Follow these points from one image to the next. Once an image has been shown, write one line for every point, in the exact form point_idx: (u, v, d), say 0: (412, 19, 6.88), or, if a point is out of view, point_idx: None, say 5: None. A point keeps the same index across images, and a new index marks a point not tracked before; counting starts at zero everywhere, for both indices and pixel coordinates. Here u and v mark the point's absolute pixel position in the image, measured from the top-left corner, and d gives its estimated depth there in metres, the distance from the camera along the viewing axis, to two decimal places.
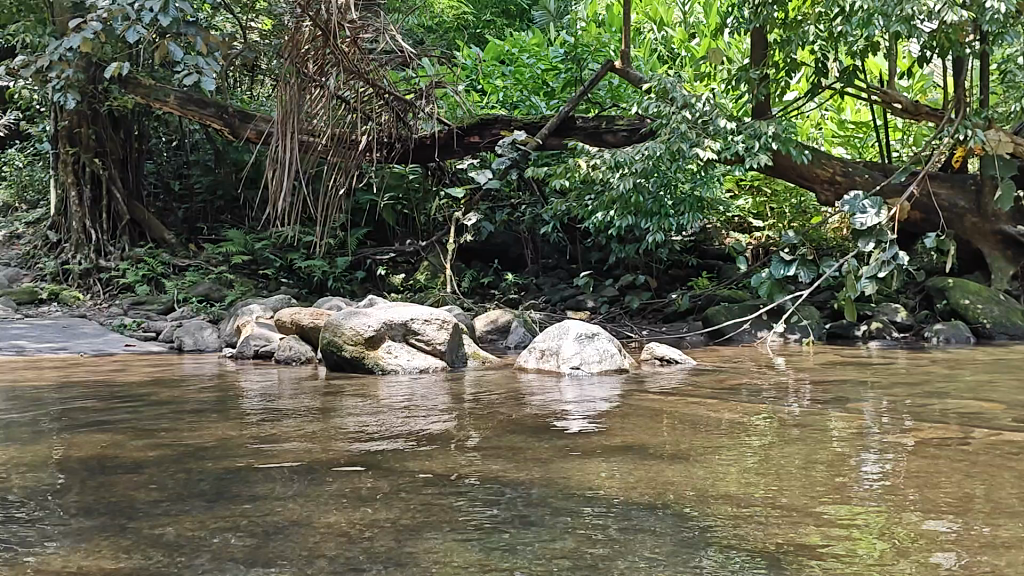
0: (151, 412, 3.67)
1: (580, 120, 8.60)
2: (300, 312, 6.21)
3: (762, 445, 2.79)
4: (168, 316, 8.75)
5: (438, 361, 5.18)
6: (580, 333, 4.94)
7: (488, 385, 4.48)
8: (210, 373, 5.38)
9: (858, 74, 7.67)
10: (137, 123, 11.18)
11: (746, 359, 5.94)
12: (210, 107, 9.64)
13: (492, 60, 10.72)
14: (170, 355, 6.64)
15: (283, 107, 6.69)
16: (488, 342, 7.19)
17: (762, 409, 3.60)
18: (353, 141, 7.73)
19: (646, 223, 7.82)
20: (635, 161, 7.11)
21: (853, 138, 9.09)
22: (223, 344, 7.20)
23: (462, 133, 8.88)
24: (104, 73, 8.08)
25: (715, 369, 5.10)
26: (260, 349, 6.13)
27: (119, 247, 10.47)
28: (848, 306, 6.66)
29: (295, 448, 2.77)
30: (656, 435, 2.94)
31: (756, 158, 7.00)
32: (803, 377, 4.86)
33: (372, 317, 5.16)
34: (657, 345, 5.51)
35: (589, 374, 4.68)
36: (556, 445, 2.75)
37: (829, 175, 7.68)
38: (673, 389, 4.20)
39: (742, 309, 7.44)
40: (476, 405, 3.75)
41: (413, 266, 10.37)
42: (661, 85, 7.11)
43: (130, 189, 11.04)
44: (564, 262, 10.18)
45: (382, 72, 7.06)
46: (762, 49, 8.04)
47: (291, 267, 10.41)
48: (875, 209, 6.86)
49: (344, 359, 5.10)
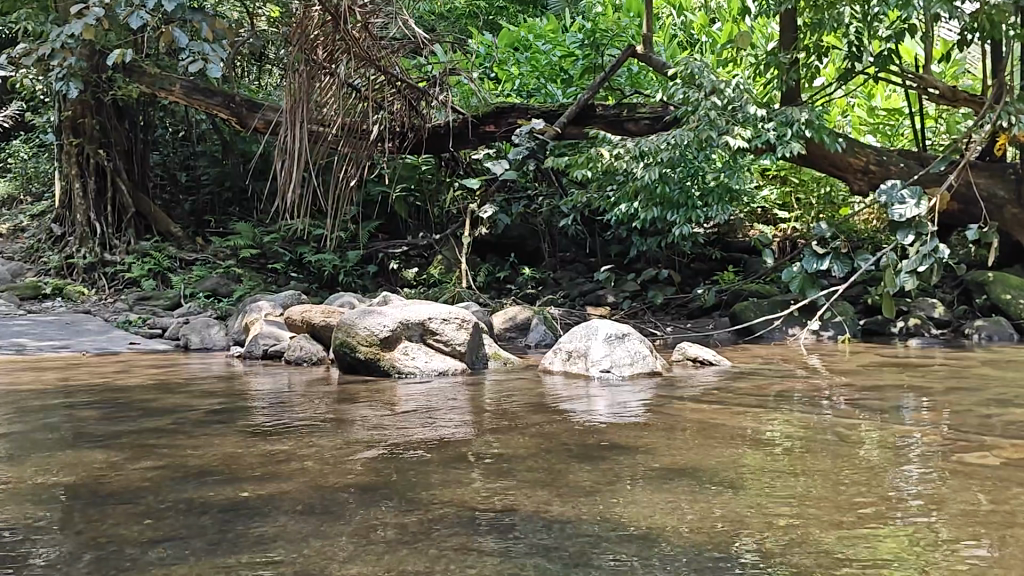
0: (152, 423, 3.38)
1: (601, 107, 8.26)
2: (311, 309, 5.90)
3: (831, 468, 2.48)
4: (175, 312, 8.47)
5: (458, 362, 4.88)
6: (609, 333, 4.62)
7: (513, 390, 4.17)
8: (217, 376, 5.09)
9: (894, 59, 7.31)
10: (142, 113, 10.90)
11: (781, 359, 5.62)
12: (217, 95, 9.23)
13: (506, 47, 10.42)
14: (175, 355, 6.36)
15: (292, 95, 6.41)
16: (507, 341, 6.89)
17: (817, 420, 3.28)
18: (365, 131, 7.41)
19: (673, 214, 7.50)
20: (661, 151, 6.80)
21: (884, 126, 8.75)
22: (232, 342, 6.90)
23: (477, 123, 8.55)
24: (105, 61, 7.79)
25: (753, 371, 4.78)
26: (269, 348, 5.84)
27: (124, 241, 10.21)
28: (886, 301, 6.34)
29: (308, 470, 2.47)
30: (708, 454, 2.63)
31: (788, 146, 6.65)
32: (849, 380, 4.53)
33: (387, 316, 4.87)
34: (689, 344, 5.20)
35: (620, 378, 4.37)
36: (598, 468, 2.43)
37: (862, 164, 7.34)
38: (713, 396, 3.89)
39: (772, 304, 7.11)
40: (504, 413, 3.45)
41: (426, 260, 10.05)
42: (687, 70, 6.80)
43: (135, 180, 10.76)
44: (582, 255, 9.88)
45: (396, 60, 6.75)
46: (792, 33, 7.69)
47: (301, 260, 10.10)
48: (915, 200, 6.52)
49: (357, 361, 4.79)
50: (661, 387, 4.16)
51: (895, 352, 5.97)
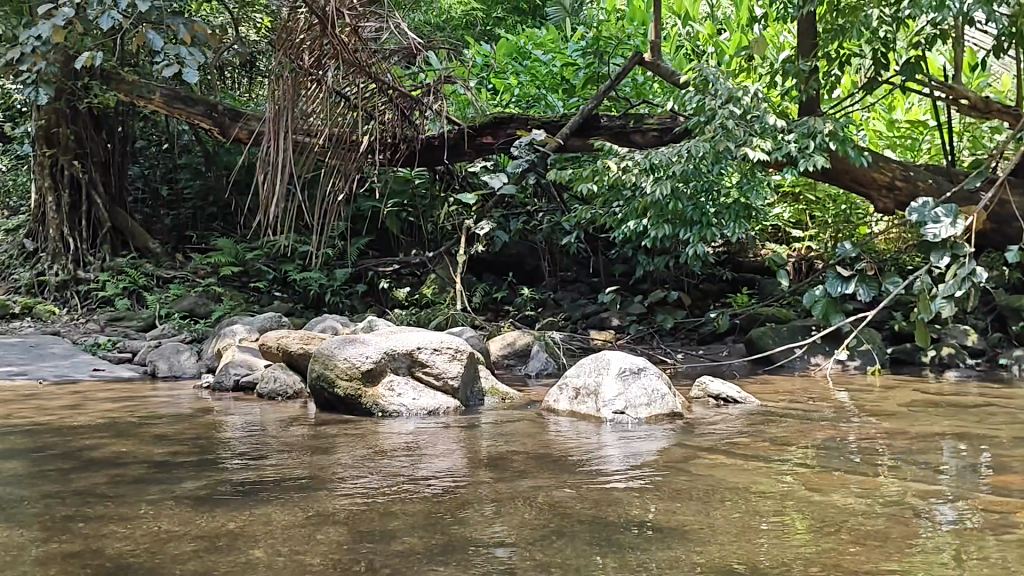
0: (85, 481, 2.83)
1: (606, 117, 7.70)
2: (289, 335, 5.33)
3: (926, 566, 1.92)
4: (148, 334, 7.93)
5: (450, 398, 4.32)
6: (622, 368, 4.05)
7: (512, 435, 3.62)
8: (181, 412, 4.53)
9: (922, 67, 6.77)
10: (120, 123, 10.36)
11: (808, 395, 5.07)
12: (199, 104, 8.59)
13: (504, 57, 9.89)
14: (142, 385, 5.80)
15: (276, 103, 5.88)
16: (505, 370, 6.35)
17: (882, 485, 2.72)
18: (353, 142, 6.89)
19: (684, 232, 6.95)
20: (673, 163, 6.25)
21: (905, 140, 8.23)
22: (203, 369, 6.33)
23: (474, 133, 8.00)
24: (76, 66, 7.27)
25: (783, 412, 4.22)
26: (241, 379, 5.27)
27: (99, 257, 9.65)
28: (920, 330, 5.79)
29: (253, 565, 1.91)
30: (762, 543, 2.07)
31: (811, 159, 6.10)
32: (895, 424, 3.97)
33: (370, 346, 4.32)
34: (711, 378, 4.64)
35: (636, 421, 3.82)
36: (627, 568, 1.87)
37: (888, 179, 6.80)
38: (747, 447, 3.33)
39: (791, 330, 6.56)
40: (502, 469, 2.90)
41: (418, 279, 9.47)
42: (701, 76, 6.32)
43: (112, 194, 10.20)
44: (584, 275, 9.31)
45: (388, 67, 6.24)
46: (811, 39, 7.13)
47: (285, 279, 9.51)
48: (950, 218, 5.94)
49: (336, 398, 4.23)
50: (685, 433, 3.61)
51: (933, 386, 5.42)
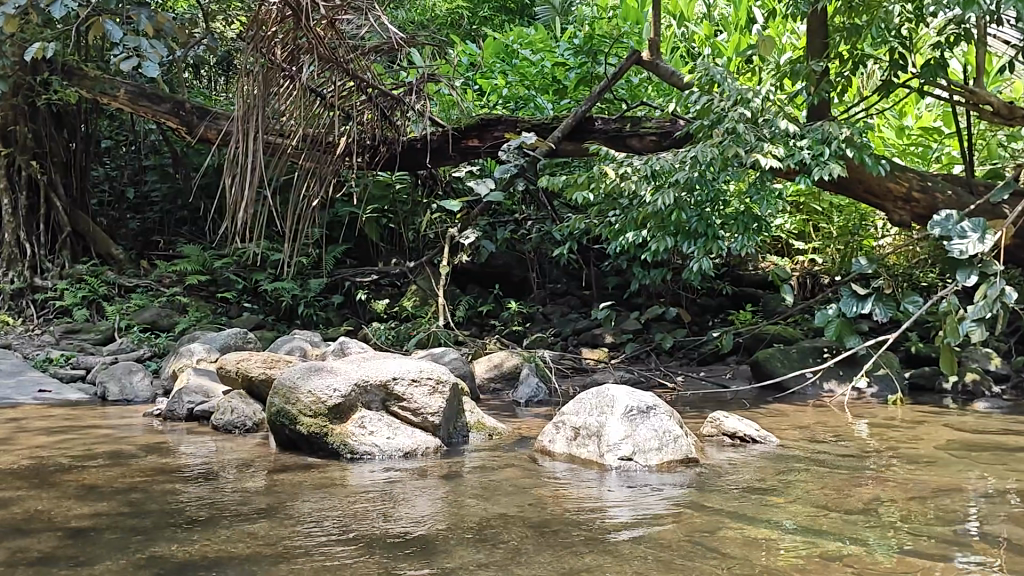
0: None
1: (600, 120, 7.17)
2: (251, 356, 4.78)
3: None
4: (105, 349, 7.36)
5: (431, 437, 3.79)
6: (629, 407, 3.53)
7: (503, 488, 3.09)
8: (127, 448, 3.99)
9: (943, 69, 6.29)
10: (83, 121, 9.74)
11: (829, 431, 4.57)
12: (165, 102, 7.99)
13: (492, 57, 9.33)
14: (89, 410, 5.24)
15: (245, 100, 5.24)
16: (491, 394, 5.83)
17: (957, 572, 2.20)
18: (329, 144, 6.36)
19: (686, 244, 6.44)
20: (677, 171, 5.72)
21: (915, 148, 7.77)
22: (159, 392, 5.77)
23: (459, 135, 7.46)
24: (26, 57, 6.64)
25: (811, 457, 3.71)
26: (196, 407, 4.73)
27: (58, 264, 9.04)
28: (946, 355, 5.30)
29: None
30: None
31: (826, 168, 5.60)
32: (941, 474, 3.46)
33: (339, 377, 3.79)
34: (725, 414, 4.15)
35: (646, 470, 3.31)
36: None
37: (905, 191, 6.31)
38: (778, 509, 2.82)
39: (802, 352, 6.07)
40: (490, 545, 2.38)
41: (398, 290, 8.94)
42: (708, 76, 5.81)
43: (73, 197, 9.58)
44: (574, 287, 8.82)
45: (367, 64, 5.72)
46: (821, 38, 6.62)
47: (256, 289, 8.94)
48: (978, 233, 5.39)
49: (298, 437, 3.69)
50: (703, 487, 3.10)
51: (962, 419, 4.94)
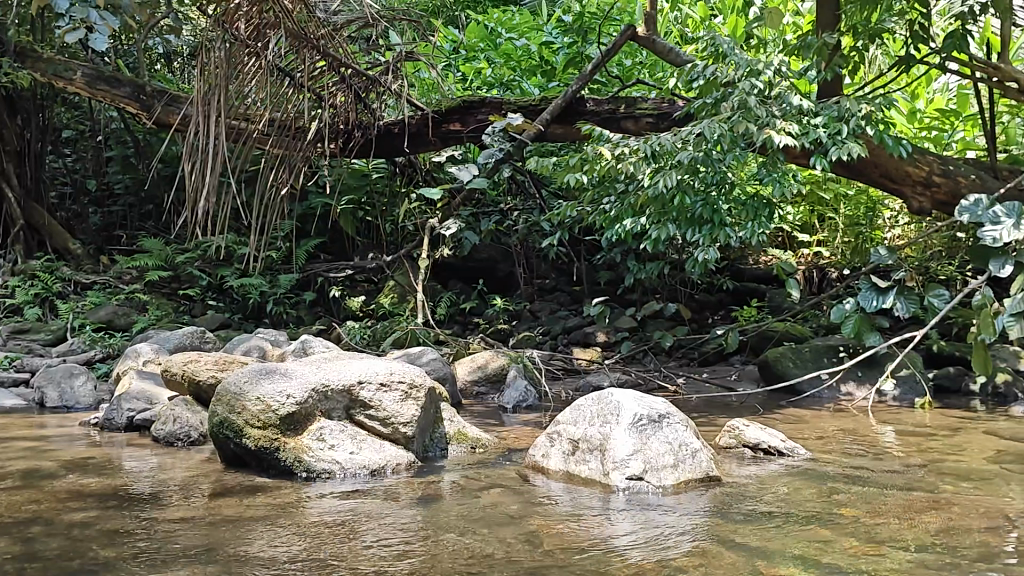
0: None
1: (593, 100, 6.59)
2: (201, 357, 4.21)
3: None
4: (53, 351, 6.76)
5: (402, 451, 3.25)
6: (637, 416, 2.99)
7: (492, 516, 2.55)
8: (49, 465, 3.40)
9: (967, 43, 5.77)
10: (39, 109, 9.08)
11: (857, 440, 4.05)
12: (125, 85, 7.31)
13: (475, 40, 8.75)
14: (21, 418, 4.65)
15: (203, 80, 4.36)
16: (475, 399, 5.29)
17: None
18: (297, 127, 5.75)
19: (689, 233, 5.90)
20: (680, 150, 5.17)
21: (929, 133, 7.27)
22: (103, 398, 5.20)
23: (440, 119, 6.89)
24: None
25: (852, 473, 3.18)
26: (138, 415, 4.16)
27: (9, 260, 8.40)
28: (979, 353, 4.75)
29: None
30: None
31: (845, 147, 5.06)
32: (1005, 493, 2.94)
33: (293, 380, 3.22)
34: (744, 423, 3.63)
35: (659, 493, 2.77)
36: None
37: (925, 174, 5.80)
38: (832, 545, 2.28)
39: (815, 350, 5.56)
40: None
41: (375, 286, 8.41)
42: (714, 47, 5.27)
43: (27, 188, 8.94)
44: (564, 282, 8.29)
45: (345, 42, 4.99)
46: (832, 11, 6.12)
47: (221, 286, 8.35)
48: (1013, 217, 4.81)
49: (245, 451, 3.13)
50: (733, 514, 2.57)
51: (1002, 424, 4.43)
